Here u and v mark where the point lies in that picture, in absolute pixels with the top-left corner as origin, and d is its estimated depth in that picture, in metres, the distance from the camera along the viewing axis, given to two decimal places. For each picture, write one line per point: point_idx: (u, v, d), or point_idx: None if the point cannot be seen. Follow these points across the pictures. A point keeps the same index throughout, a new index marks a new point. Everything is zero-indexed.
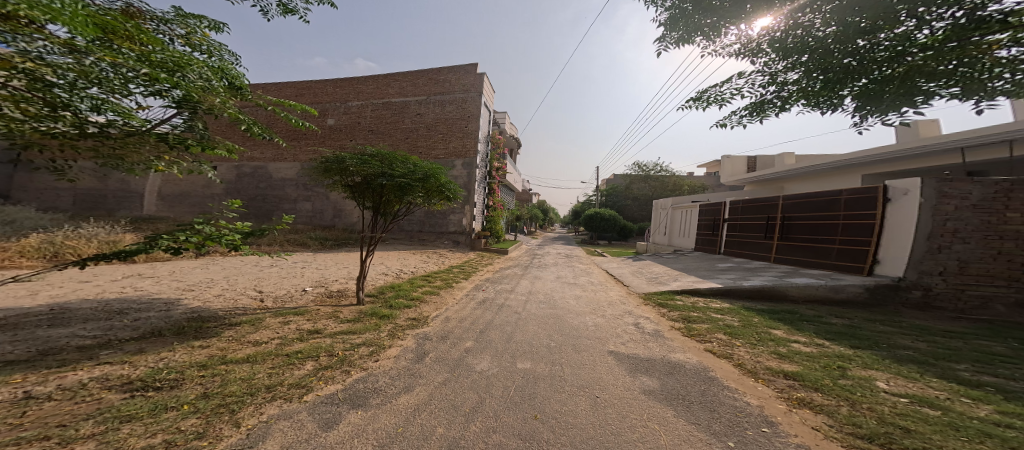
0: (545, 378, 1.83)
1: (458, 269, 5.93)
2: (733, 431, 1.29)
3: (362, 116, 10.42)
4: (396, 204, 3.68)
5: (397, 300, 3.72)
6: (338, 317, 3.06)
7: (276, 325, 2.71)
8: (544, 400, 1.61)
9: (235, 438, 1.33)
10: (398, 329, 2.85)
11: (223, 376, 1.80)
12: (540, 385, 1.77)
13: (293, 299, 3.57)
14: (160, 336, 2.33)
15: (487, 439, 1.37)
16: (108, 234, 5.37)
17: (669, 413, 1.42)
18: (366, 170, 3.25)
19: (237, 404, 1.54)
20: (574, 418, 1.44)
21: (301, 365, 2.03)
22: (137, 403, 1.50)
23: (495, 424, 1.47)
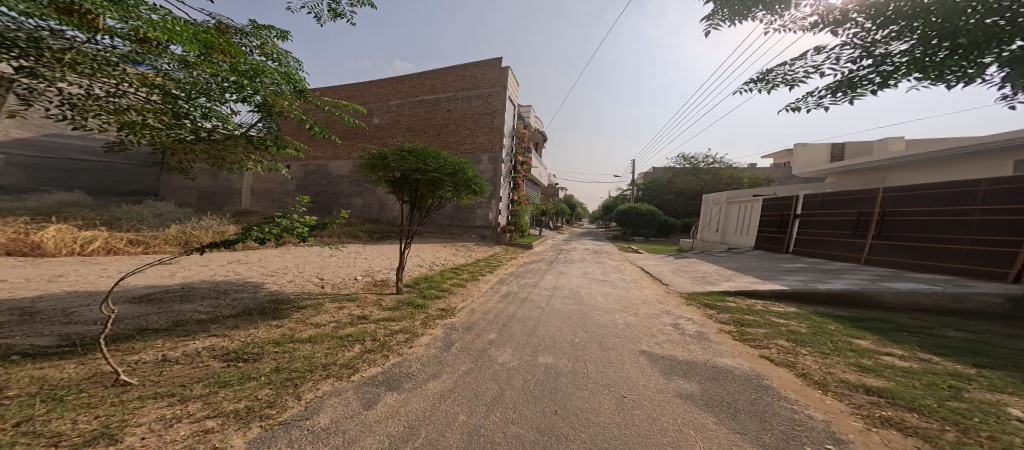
0: (567, 374, 1.84)
1: (487, 263, 6.05)
2: (786, 445, 1.24)
3: (401, 115, 10.71)
4: (430, 198, 3.78)
5: (429, 290, 3.86)
6: (381, 304, 3.21)
7: (333, 309, 2.88)
8: (567, 395, 1.63)
9: (296, 408, 1.45)
10: (430, 318, 2.95)
11: (291, 353, 1.96)
12: (561, 380, 1.78)
13: (346, 286, 3.78)
14: (250, 316, 2.54)
15: (506, 429, 1.41)
16: (222, 224, 6.07)
17: (709, 420, 1.39)
18: (405, 166, 3.37)
19: (300, 378, 1.68)
20: (597, 416, 1.44)
21: (350, 347, 2.15)
22: (233, 370, 1.69)
23: (514, 416, 1.50)
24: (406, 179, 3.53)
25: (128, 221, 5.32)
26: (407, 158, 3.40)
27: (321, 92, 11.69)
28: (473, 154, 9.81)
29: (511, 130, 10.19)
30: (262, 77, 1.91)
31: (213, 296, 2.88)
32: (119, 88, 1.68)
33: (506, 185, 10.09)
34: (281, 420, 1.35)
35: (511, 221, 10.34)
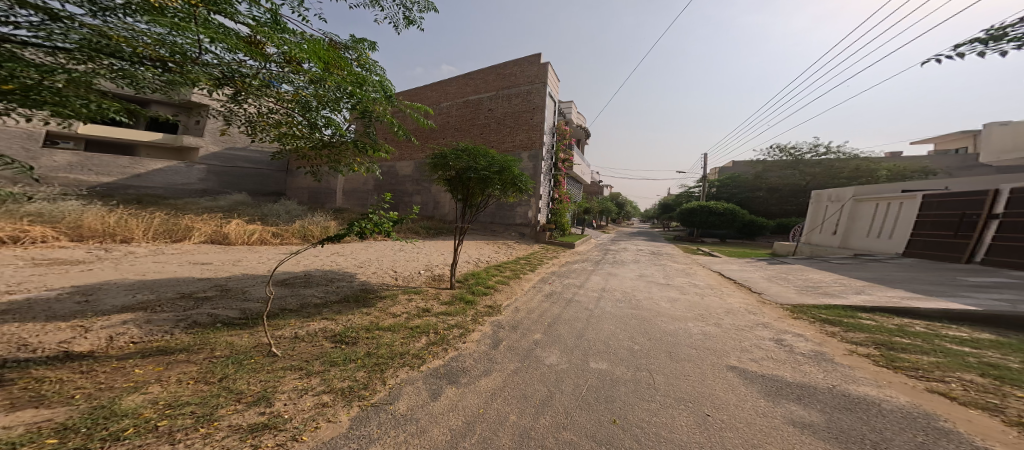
0: (627, 383, 1.75)
1: (534, 261, 6.14)
2: None
3: (450, 117, 11.29)
4: (480, 196, 3.87)
5: (478, 287, 3.95)
6: (440, 297, 3.47)
7: (405, 300, 3.24)
8: (628, 406, 1.55)
9: (382, 393, 1.64)
10: (478, 315, 3.00)
11: (375, 340, 2.25)
12: (620, 389, 1.70)
13: (412, 279, 4.22)
14: (348, 302, 3.07)
15: (558, 435, 1.37)
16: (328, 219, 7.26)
17: None
18: (459, 165, 3.53)
19: (384, 365, 1.91)
20: (668, 432, 1.36)
21: (419, 338, 2.37)
22: (339, 352, 2.02)
23: (565, 421, 1.46)
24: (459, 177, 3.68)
25: (274, 218, 7.33)
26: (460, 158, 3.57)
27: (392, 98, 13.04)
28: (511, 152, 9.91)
29: (551, 127, 10.10)
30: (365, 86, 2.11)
31: (323, 284, 3.53)
32: (277, 105, 2.02)
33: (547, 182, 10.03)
34: (373, 402, 1.55)
35: (551, 219, 10.23)
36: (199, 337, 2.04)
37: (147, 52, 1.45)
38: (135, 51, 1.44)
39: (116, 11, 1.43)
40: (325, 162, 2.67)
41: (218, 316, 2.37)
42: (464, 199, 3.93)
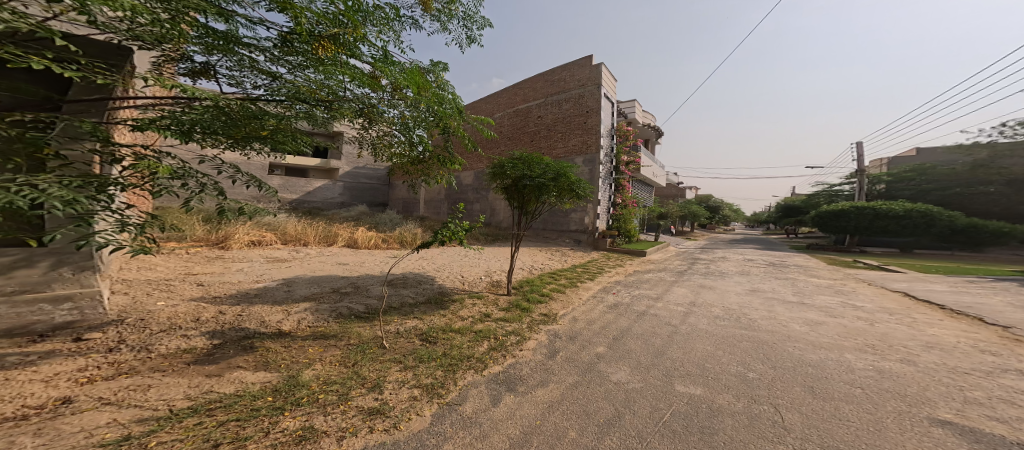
0: (731, 414, 1.54)
1: (597, 269, 5.97)
2: None
3: (501, 127, 11.60)
4: (534, 203, 3.85)
5: (533, 294, 3.88)
6: (499, 305, 3.56)
7: (470, 305, 3.49)
8: (737, 443, 1.34)
9: (456, 392, 1.80)
10: (534, 323, 2.97)
11: (449, 341, 2.52)
12: (726, 422, 1.48)
13: (475, 285, 4.61)
14: (430, 303, 3.60)
15: None
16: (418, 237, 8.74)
17: None
18: (514, 173, 3.55)
19: (457, 365, 2.11)
20: None
21: (480, 343, 2.50)
22: (424, 350, 2.35)
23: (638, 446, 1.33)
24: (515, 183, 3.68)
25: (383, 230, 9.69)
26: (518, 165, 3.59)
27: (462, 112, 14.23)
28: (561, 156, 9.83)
29: (609, 130, 9.71)
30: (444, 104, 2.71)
31: (416, 284, 4.29)
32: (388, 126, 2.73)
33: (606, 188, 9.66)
34: (448, 400, 1.71)
35: (613, 225, 9.81)
36: (342, 327, 2.72)
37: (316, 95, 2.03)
38: (314, 96, 2.04)
39: (299, 68, 2.06)
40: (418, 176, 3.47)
41: (355, 309, 3.13)
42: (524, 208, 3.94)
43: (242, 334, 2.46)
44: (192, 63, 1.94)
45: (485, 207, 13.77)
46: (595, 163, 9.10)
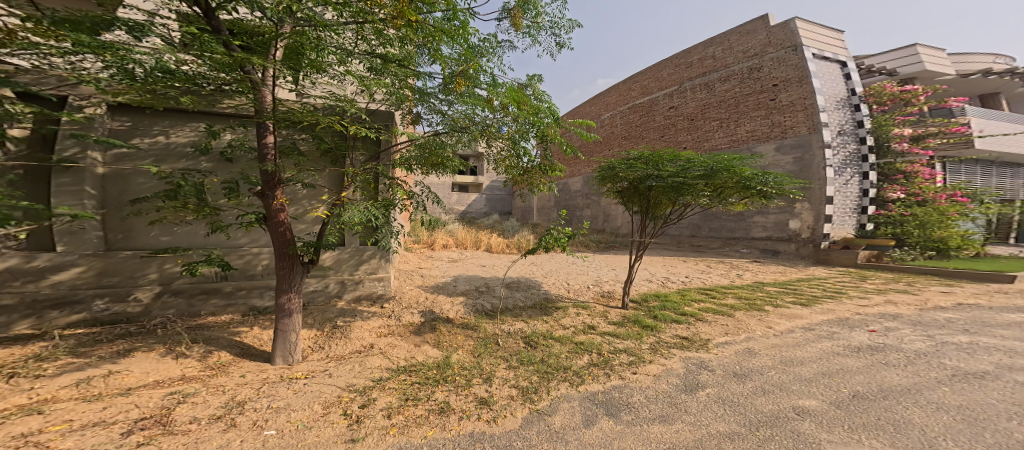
0: None
1: (807, 296, 5.82)
2: None
3: (647, 123, 12.99)
4: (665, 205, 4.96)
5: (665, 313, 5.19)
6: (608, 318, 5.18)
7: (573, 314, 5.40)
8: None
9: (547, 402, 3.07)
10: (655, 344, 4.19)
11: (549, 349, 4.18)
12: None
13: (582, 293, 6.51)
14: (540, 312, 5.55)
15: None
16: (526, 235, 10.58)
17: None
18: (632, 172, 4.71)
19: (551, 376, 3.52)
20: None
21: (581, 356, 3.96)
22: (526, 353, 4.10)
23: None
24: (639, 191, 4.99)
25: (509, 231, 11.78)
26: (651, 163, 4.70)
27: (598, 108, 15.63)
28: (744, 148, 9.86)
29: (840, 101, 8.96)
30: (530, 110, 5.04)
31: (526, 289, 6.51)
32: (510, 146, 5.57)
33: (854, 181, 8.90)
34: (538, 407, 2.99)
35: (889, 231, 8.53)
36: (483, 326, 4.99)
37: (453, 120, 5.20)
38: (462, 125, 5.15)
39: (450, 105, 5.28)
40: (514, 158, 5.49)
41: (485, 306, 5.66)
42: (650, 211, 5.19)
43: (432, 317, 5.24)
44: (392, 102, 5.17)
45: (596, 211, 13.76)
46: (808, 150, 8.69)
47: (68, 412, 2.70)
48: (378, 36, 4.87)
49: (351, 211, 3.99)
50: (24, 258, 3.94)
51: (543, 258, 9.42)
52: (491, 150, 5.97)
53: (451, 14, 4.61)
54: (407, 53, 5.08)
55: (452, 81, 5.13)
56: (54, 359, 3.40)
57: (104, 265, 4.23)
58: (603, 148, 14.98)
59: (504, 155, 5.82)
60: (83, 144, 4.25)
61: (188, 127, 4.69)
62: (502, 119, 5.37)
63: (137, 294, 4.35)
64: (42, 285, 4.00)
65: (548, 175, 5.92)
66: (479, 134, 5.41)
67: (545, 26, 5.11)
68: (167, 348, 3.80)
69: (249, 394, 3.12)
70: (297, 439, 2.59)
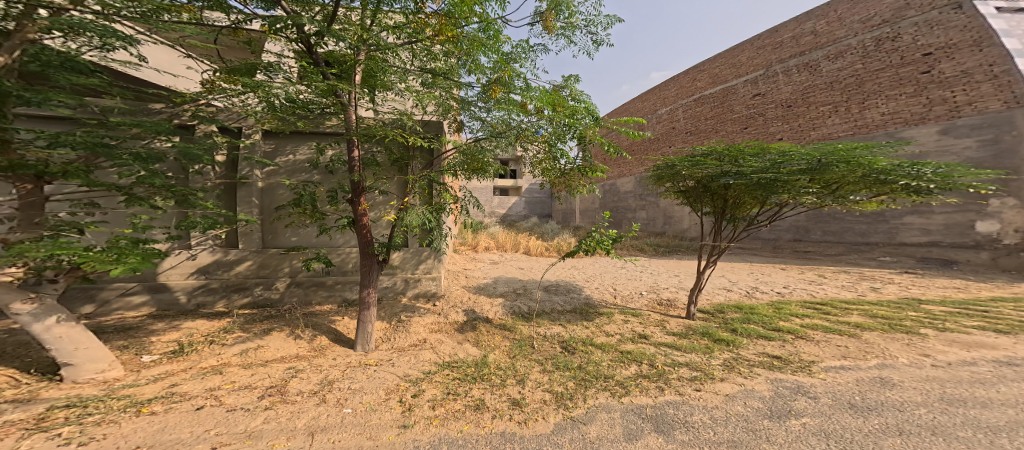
0: None
1: (1010, 322, 4.45)
2: None
3: (726, 112, 11.88)
4: (739, 202, 4.56)
5: (744, 327, 4.68)
6: (666, 328, 4.87)
7: (616, 320, 5.21)
8: None
9: (582, 410, 3.03)
10: (723, 357, 3.89)
11: (588, 356, 4.07)
12: None
13: (633, 300, 6.16)
14: (579, 316, 5.50)
15: None
16: (567, 238, 10.49)
17: None
18: (697, 170, 4.37)
19: (589, 383, 3.44)
20: None
21: (627, 366, 3.79)
22: (562, 358, 4.03)
23: None
24: (715, 192, 4.59)
25: (549, 234, 11.76)
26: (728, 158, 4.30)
27: (658, 102, 14.83)
28: (864, 133, 8.39)
29: None
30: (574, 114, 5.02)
31: (565, 293, 6.40)
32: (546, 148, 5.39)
33: None
34: (572, 414, 2.97)
35: None
36: (515, 327, 5.08)
37: (493, 127, 5.27)
38: (500, 131, 5.23)
39: (489, 111, 5.38)
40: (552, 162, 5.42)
41: (522, 308, 5.70)
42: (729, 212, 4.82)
43: (472, 316, 5.44)
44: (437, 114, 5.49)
45: (653, 213, 13.00)
46: (1010, 129, 6.55)
47: (231, 376, 3.54)
48: (427, 53, 5.18)
49: (411, 215, 4.52)
50: (224, 253, 5.26)
51: (586, 262, 9.16)
52: (528, 154, 5.82)
53: (485, 25, 4.76)
54: (450, 66, 5.27)
55: (488, 89, 5.23)
56: (232, 332, 4.52)
57: (262, 260, 5.40)
58: (661, 145, 13.85)
59: (539, 158, 5.67)
60: (252, 164, 5.44)
61: (307, 146, 5.66)
62: (538, 122, 5.22)
63: (276, 284, 5.48)
64: (224, 274, 5.29)
65: (588, 176, 5.69)
66: (517, 139, 5.27)
67: (580, 26, 5.02)
68: (294, 329, 4.71)
69: (337, 374, 3.67)
70: (364, 419, 2.94)
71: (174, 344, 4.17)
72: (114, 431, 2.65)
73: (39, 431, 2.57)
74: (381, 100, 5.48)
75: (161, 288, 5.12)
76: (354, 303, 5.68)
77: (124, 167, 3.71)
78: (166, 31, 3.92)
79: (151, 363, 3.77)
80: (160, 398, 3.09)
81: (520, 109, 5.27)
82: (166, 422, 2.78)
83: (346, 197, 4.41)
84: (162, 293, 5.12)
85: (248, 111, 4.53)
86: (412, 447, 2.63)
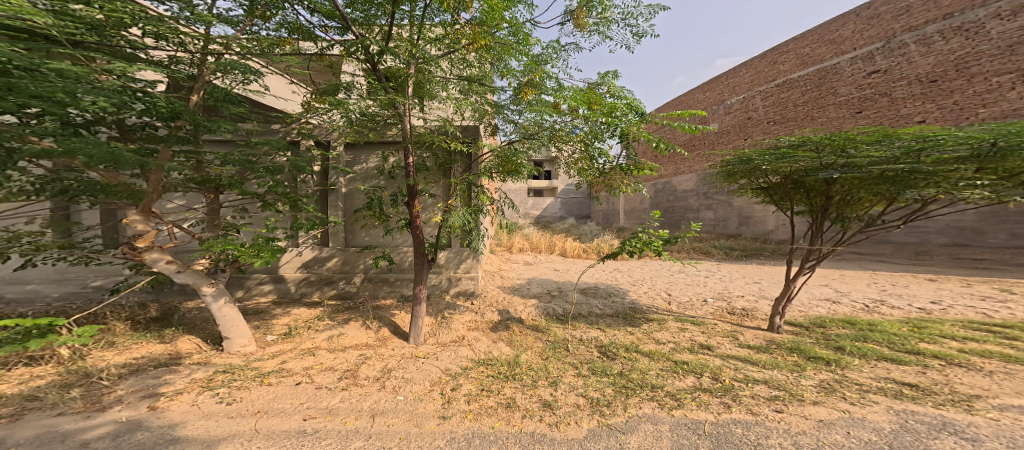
0: None
1: None
2: None
3: (823, 93, 10.11)
4: (820, 198, 3.94)
5: (848, 343, 4.02)
6: (739, 340, 4.36)
7: (664, 327, 4.90)
8: None
9: (621, 418, 2.91)
10: (806, 375, 3.42)
11: (634, 362, 3.85)
12: None
13: (694, 307, 5.70)
14: (621, 320, 5.32)
15: None
16: (610, 239, 10.14)
17: None
18: (783, 162, 3.63)
19: (631, 391, 3.27)
20: None
21: (683, 377, 3.50)
22: (600, 363, 3.90)
23: None
24: (813, 188, 3.84)
25: (589, 235, 11.48)
26: (833, 146, 3.44)
27: (725, 91, 13.54)
28: None
29: None
30: (614, 111, 4.70)
31: (605, 296, 6.17)
32: (583, 148, 5.14)
33: None
34: (609, 422, 2.87)
35: None
36: (549, 328, 5.07)
37: (530, 128, 5.20)
38: (532, 132, 5.20)
39: (521, 113, 5.39)
40: (590, 162, 5.18)
41: (556, 309, 5.67)
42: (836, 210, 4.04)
43: (505, 316, 5.54)
44: (478, 120, 5.64)
45: (724, 213, 11.87)
46: None
47: (320, 358, 4.08)
48: (465, 62, 5.35)
49: (455, 216, 4.74)
50: (319, 250, 6.07)
51: (633, 265, 8.70)
52: (563, 155, 5.67)
53: (514, 30, 4.82)
54: (484, 73, 5.41)
55: (521, 91, 5.27)
56: (323, 320, 5.19)
57: (344, 257, 6.12)
58: (737, 138, 12.24)
59: (574, 158, 5.49)
60: (338, 172, 6.15)
61: (373, 155, 6.27)
62: (574, 122, 5.04)
63: (353, 279, 6.15)
64: (317, 269, 6.09)
65: (633, 175, 5.30)
66: (550, 140, 5.19)
67: (615, 20, 4.81)
68: (365, 319, 5.23)
69: (394, 364, 3.99)
70: (413, 407, 3.14)
71: (284, 327, 4.95)
72: (248, 393, 3.23)
73: (207, 388, 3.27)
74: (428, 109, 5.80)
75: (279, 279, 6.08)
76: (409, 298, 6.15)
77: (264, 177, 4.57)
78: (276, 63, 4.69)
79: (272, 342, 4.55)
80: (276, 371, 3.69)
81: (554, 109, 5.20)
82: (275, 393, 3.26)
83: (403, 200, 4.78)
84: (283, 284, 6.05)
85: (332, 126, 5.23)
86: (448, 438, 2.73)
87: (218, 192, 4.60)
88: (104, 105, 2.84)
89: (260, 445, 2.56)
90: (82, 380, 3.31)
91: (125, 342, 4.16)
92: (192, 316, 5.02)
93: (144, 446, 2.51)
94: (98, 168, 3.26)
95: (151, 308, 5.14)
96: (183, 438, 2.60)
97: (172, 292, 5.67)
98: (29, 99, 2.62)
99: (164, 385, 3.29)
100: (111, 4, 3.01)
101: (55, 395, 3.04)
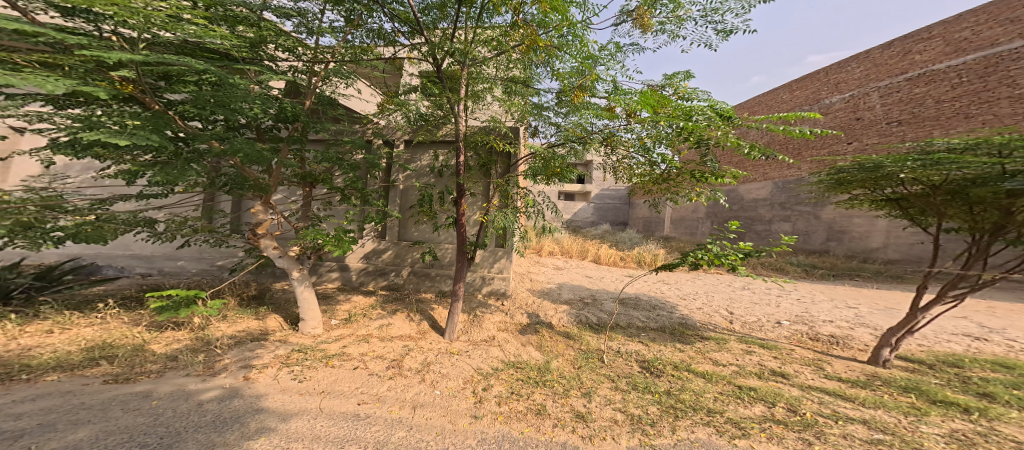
0: None
1: None
2: None
3: (987, 83, 8.10)
4: (955, 208, 3.37)
5: (995, 389, 3.30)
6: (822, 371, 3.81)
7: (719, 346, 4.50)
8: None
9: (668, 441, 2.67)
10: (908, 417, 2.91)
11: (684, 383, 3.53)
12: None
13: (761, 329, 5.16)
14: (666, 334, 5.00)
15: None
16: (654, 249, 9.63)
17: None
18: (931, 171, 2.96)
19: (681, 413, 3.00)
20: None
21: (752, 404, 3.14)
22: (643, 380, 3.63)
23: None
24: (980, 201, 3.09)
25: (631, 244, 11.00)
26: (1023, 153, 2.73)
27: (821, 87, 12.08)
28: None
29: None
30: (692, 113, 4.02)
31: (648, 309, 5.81)
32: (644, 157, 4.69)
33: None
34: (652, 442, 2.65)
35: None
36: (584, 336, 4.89)
37: (575, 133, 4.92)
38: (574, 135, 4.92)
39: (570, 115, 5.25)
40: (645, 171, 4.79)
41: (591, 318, 5.47)
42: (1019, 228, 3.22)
43: (535, 320, 5.46)
44: (532, 125, 5.55)
45: (807, 225, 10.66)
46: None
47: (372, 346, 4.31)
48: (512, 62, 5.24)
49: (499, 217, 4.72)
50: (377, 243, 6.46)
51: (681, 277, 8.13)
52: (609, 159, 5.29)
53: (568, 31, 4.70)
54: (529, 74, 5.30)
55: (568, 93, 5.09)
56: (375, 309, 5.48)
57: (396, 251, 6.46)
58: (839, 142, 10.59)
59: (627, 162, 5.02)
60: (400, 169, 6.51)
61: (428, 153, 6.54)
62: (630, 127, 4.56)
63: (403, 272, 6.45)
64: (375, 260, 6.49)
65: (708, 182, 4.49)
66: (599, 143, 4.89)
67: (688, 16, 4.48)
68: (410, 312, 5.43)
69: (430, 357, 4.08)
70: (448, 403, 3.17)
71: (346, 313, 5.32)
72: (315, 373, 3.49)
73: (285, 365, 3.59)
74: (481, 109, 5.85)
75: (344, 267, 6.56)
76: (448, 294, 6.31)
77: (342, 171, 4.96)
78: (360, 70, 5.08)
79: (334, 326, 4.91)
80: (338, 354, 3.96)
81: (606, 113, 4.87)
82: (333, 376, 3.48)
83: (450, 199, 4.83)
84: (346, 272, 6.53)
85: (396, 126, 5.57)
86: (480, 438, 2.69)
87: (313, 188, 5.06)
88: (258, 111, 3.31)
89: (323, 423, 2.71)
90: (203, 347, 3.84)
91: (233, 315, 4.70)
92: (277, 296, 5.62)
93: (238, 412, 2.76)
94: (244, 164, 3.81)
95: (250, 286, 5.82)
96: (265, 409, 2.83)
97: (267, 274, 6.37)
98: (215, 107, 3.17)
99: (256, 358, 3.68)
100: (266, 23, 3.54)
101: (183, 358, 3.51)
